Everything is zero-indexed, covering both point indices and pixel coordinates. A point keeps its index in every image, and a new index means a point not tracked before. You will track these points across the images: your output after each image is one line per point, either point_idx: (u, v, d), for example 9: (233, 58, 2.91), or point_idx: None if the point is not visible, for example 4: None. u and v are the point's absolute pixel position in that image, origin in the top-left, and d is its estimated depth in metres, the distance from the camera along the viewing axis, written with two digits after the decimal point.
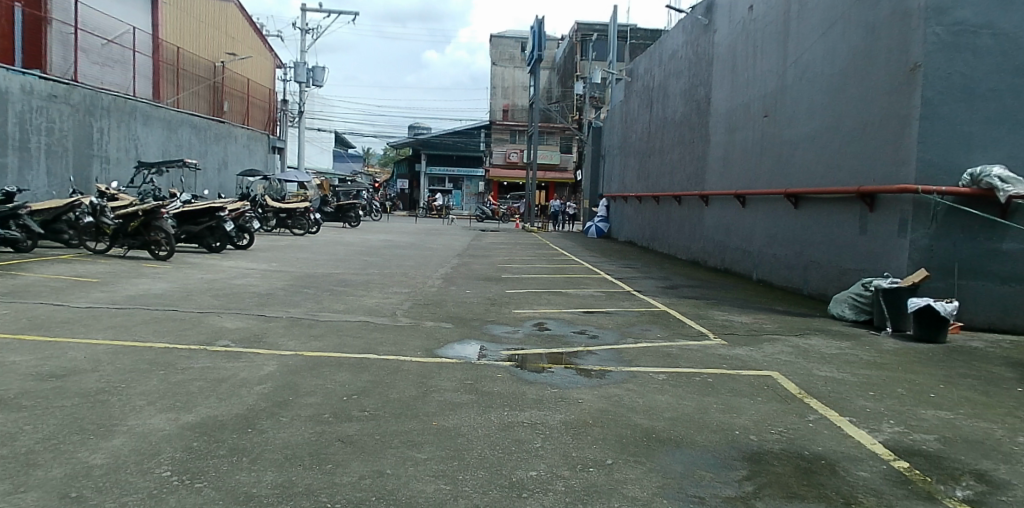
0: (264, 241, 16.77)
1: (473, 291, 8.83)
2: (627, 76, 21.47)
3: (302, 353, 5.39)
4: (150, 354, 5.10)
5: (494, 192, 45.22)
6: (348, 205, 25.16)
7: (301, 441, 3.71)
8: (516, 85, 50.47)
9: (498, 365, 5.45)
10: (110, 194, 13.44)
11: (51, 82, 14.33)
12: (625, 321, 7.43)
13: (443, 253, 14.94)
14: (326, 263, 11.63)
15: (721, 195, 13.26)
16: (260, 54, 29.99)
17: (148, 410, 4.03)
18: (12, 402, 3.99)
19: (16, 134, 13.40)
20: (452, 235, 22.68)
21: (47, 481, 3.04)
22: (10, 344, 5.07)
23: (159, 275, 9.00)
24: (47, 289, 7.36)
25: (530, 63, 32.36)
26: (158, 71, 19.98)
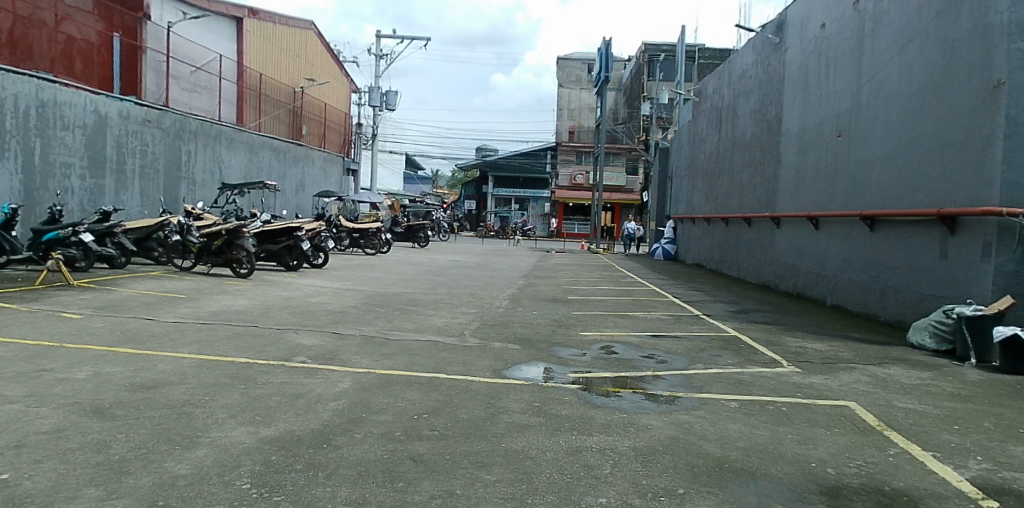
0: (337, 260, 17.23)
1: (540, 313, 8.77)
2: (695, 96, 21.18)
3: (375, 371, 5.42)
4: (231, 368, 5.24)
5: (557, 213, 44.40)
6: (417, 225, 25.52)
7: (374, 459, 3.79)
8: (582, 106, 50.42)
9: (565, 388, 5.36)
10: (196, 214, 13.99)
11: (146, 107, 15.20)
12: (694, 346, 7.20)
13: (511, 274, 14.97)
14: (397, 283, 11.78)
15: (793, 217, 12.87)
16: (337, 79, 31.10)
17: (230, 422, 4.18)
18: (108, 412, 4.21)
19: (113, 157, 14.25)
20: (517, 256, 22.68)
21: (137, 489, 3.28)
22: (105, 356, 5.32)
23: (240, 292, 9.32)
24: (139, 304, 7.71)
25: (598, 84, 29.22)
26: (241, 96, 20.99)
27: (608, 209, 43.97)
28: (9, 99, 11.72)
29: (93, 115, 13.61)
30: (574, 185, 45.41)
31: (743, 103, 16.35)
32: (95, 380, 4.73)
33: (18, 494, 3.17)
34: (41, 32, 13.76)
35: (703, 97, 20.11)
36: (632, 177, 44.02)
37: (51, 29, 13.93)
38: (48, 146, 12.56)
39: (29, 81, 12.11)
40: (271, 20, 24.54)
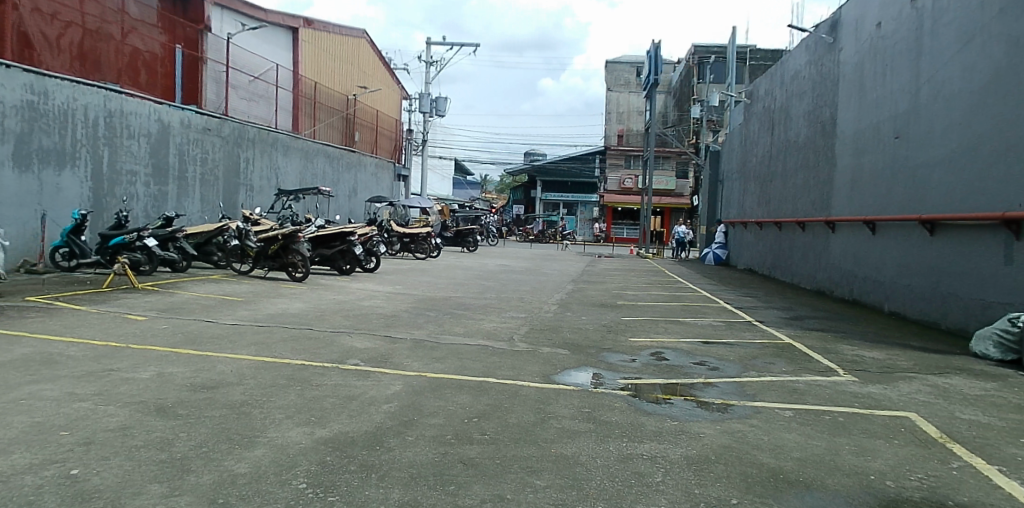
0: (389, 264, 17.51)
1: (589, 318, 8.73)
2: (746, 98, 20.78)
3: (426, 374, 5.47)
4: (287, 370, 5.36)
5: (606, 218, 44.46)
6: (467, 230, 25.87)
7: (425, 462, 3.81)
8: (631, 109, 50.03)
9: (615, 394, 5.30)
10: (254, 219, 14.37)
11: (206, 116, 15.74)
12: (746, 353, 7.03)
13: (559, 278, 14.97)
14: (447, 287, 11.88)
15: (848, 222, 12.50)
16: (388, 86, 31.64)
17: (287, 423, 4.27)
18: (171, 411, 4.35)
19: (176, 165, 14.80)
20: (566, 261, 22.64)
21: (198, 487, 3.38)
22: (168, 356, 5.52)
23: (295, 295, 9.56)
24: (200, 307, 7.97)
25: (647, 87, 28.94)
26: (297, 104, 21.37)
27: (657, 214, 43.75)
28: (79, 110, 12.26)
29: (157, 124, 14.16)
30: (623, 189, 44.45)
31: (797, 105, 15.96)
32: (158, 380, 4.90)
33: (87, 490, 3.30)
34: (108, 45, 14.34)
35: (755, 99, 19.70)
36: (683, 181, 43.34)
37: (117, 42, 14.59)
38: (115, 154, 13.11)
39: (98, 92, 12.63)
40: (325, 29, 25.06)
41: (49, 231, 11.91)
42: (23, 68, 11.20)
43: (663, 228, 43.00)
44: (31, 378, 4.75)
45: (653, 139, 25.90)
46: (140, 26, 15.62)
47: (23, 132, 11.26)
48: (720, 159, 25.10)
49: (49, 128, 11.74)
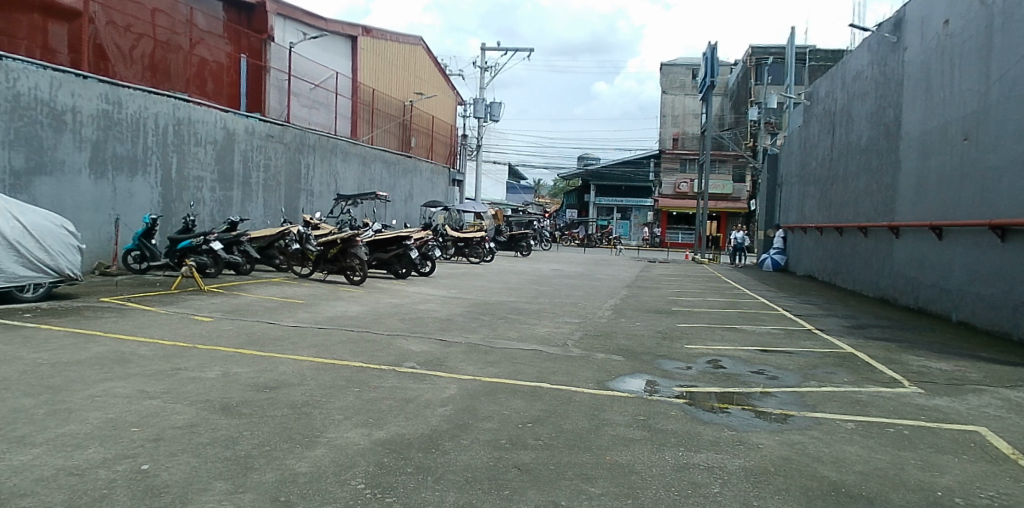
0: (445, 268, 17.69)
1: (644, 324, 8.62)
2: (806, 99, 20.20)
3: (480, 378, 5.50)
4: (346, 371, 5.46)
5: (661, 222, 43.74)
6: (520, 234, 25.62)
7: (480, 465, 3.83)
8: (687, 112, 48.98)
9: (670, 402, 5.22)
10: (314, 223, 14.64)
11: (270, 124, 16.25)
12: (806, 363, 6.83)
13: (613, 284, 14.85)
14: (502, 292, 11.91)
15: (914, 227, 12.02)
16: (444, 92, 32.02)
17: (345, 424, 4.35)
18: (235, 410, 4.48)
19: (240, 171, 15.31)
20: (620, 265, 22.46)
21: (261, 484, 3.48)
22: (232, 356, 5.70)
23: (354, 298, 9.75)
24: (263, 309, 8.22)
25: (703, 90, 28.44)
26: (356, 111, 21.67)
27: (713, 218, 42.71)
28: (150, 118, 12.82)
29: (224, 131, 14.70)
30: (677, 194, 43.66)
31: (859, 106, 15.45)
32: (224, 379, 5.06)
33: (156, 485, 3.42)
34: (177, 56, 14.56)
35: (815, 101, 19.15)
36: (740, 184, 42.76)
37: (186, 52, 14.75)
38: (183, 161, 13.64)
39: (167, 101, 13.17)
40: (381, 37, 25.50)
41: (122, 235, 12.47)
42: (99, 79, 11.84)
43: (719, 233, 42.14)
44: (105, 375, 4.98)
45: (709, 142, 25.31)
46: (207, 37, 15.90)
47: (98, 139, 11.86)
48: (778, 162, 24.43)
49: (123, 136, 12.31)
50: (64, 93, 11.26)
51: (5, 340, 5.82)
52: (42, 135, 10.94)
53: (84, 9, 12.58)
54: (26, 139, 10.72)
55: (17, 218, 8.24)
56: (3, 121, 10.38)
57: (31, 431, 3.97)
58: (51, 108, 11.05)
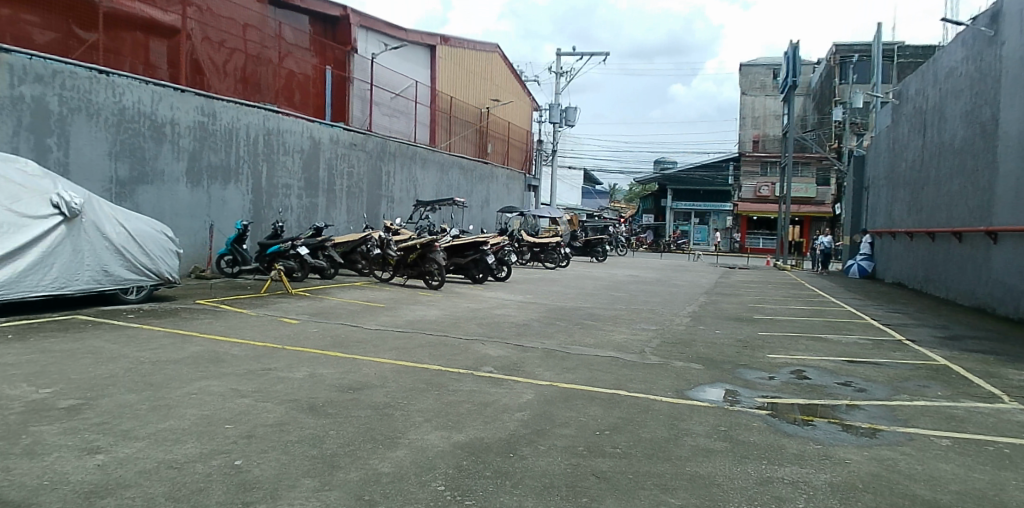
0: (520, 274, 17.75)
1: (724, 332, 8.41)
2: (894, 97, 19.19)
3: (557, 384, 5.49)
4: (426, 374, 5.57)
5: (741, 227, 42.28)
6: (596, 239, 25.51)
7: (557, 472, 3.83)
8: (767, 113, 46.47)
9: (752, 413, 5.08)
10: (395, 229, 15.14)
11: (353, 133, 16.80)
12: (897, 375, 6.49)
13: (690, 290, 14.54)
14: (578, 297, 11.84)
15: (1013, 232, 11.25)
16: (519, 98, 32.08)
17: (426, 426, 4.44)
18: (322, 409, 4.65)
19: (326, 179, 15.89)
20: (698, 272, 22.00)
21: (346, 483, 3.59)
22: (318, 357, 5.91)
23: (432, 303, 9.93)
24: (346, 312, 8.49)
25: (785, 90, 27.43)
26: (434, 118, 21.98)
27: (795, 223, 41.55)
28: (242, 129, 13.47)
29: (310, 141, 15.28)
30: (759, 197, 42.09)
31: (952, 105, 14.58)
32: (310, 379, 5.26)
33: (248, 480, 3.58)
34: (267, 68, 15.13)
35: (904, 99, 18.17)
36: (823, 187, 40.99)
37: (275, 65, 15.34)
38: (272, 170, 14.24)
39: (257, 113, 13.82)
40: (459, 45, 25.61)
41: (216, 240, 13.06)
42: (195, 93, 12.51)
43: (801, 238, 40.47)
44: (200, 374, 5.25)
45: (790, 145, 24.30)
46: (296, 51, 16.19)
47: (195, 150, 12.53)
48: (864, 165, 23.35)
49: (217, 146, 12.97)
50: (164, 106, 11.96)
51: (113, 339, 6.24)
52: (144, 146, 11.67)
53: (182, 25, 13.07)
54: (131, 150, 11.45)
55: (123, 224, 8.82)
56: (110, 133, 11.13)
57: (135, 425, 4.23)
58: (152, 121, 11.77)
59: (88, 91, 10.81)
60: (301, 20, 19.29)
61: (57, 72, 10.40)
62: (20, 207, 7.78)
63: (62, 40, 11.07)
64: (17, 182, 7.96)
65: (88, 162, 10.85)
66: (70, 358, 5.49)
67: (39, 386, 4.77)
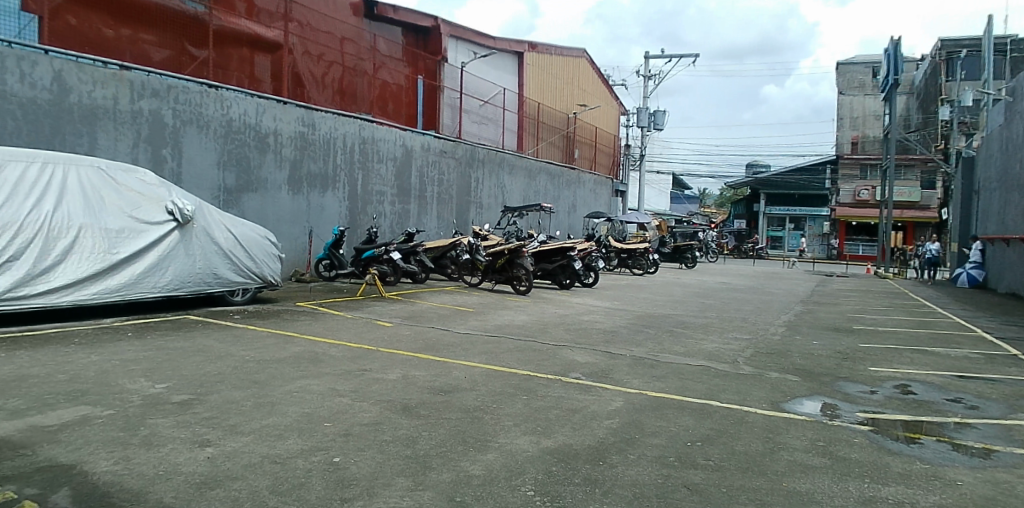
0: (608, 280, 17.64)
1: (822, 343, 8.09)
2: (1008, 95, 17.91)
3: (647, 393, 5.43)
4: (515, 379, 5.62)
5: (839, 233, 39.82)
6: (685, 245, 24.82)
7: (648, 482, 3.78)
8: (867, 113, 41.76)
9: (854, 428, 4.85)
10: (483, 235, 15.34)
11: (444, 140, 17.25)
12: (1015, 392, 6.04)
13: (786, 299, 13.99)
14: (667, 304, 11.66)
15: None
16: (608, 103, 31.82)
17: (515, 430, 4.48)
18: (414, 410, 4.77)
19: (418, 185, 16.39)
20: (792, 279, 21.21)
21: (438, 484, 3.66)
22: (410, 360, 6.07)
23: (520, 308, 10.02)
24: (437, 315, 8.69)
25: (884, 88, 26.07)
26: (522, 125, 22.26)
27: (898, 229, 39.31)
28: (339, 138, 14.06)
29: (403, 149, 15.78)
30: (858, 202, 38.89)
31: None
32: (403, 381, 5.41)
33: (345, 477, 3.71)
34: (363, 80, 15.52)
35: (1018, 96, 16.94)
36: (928, 191, 38.68)
37: (370, 76, 15.68)
38: (368, 178, 14.79)
39: (354, 122, 14.39)
40: (547, 52, 25.53)
41: (315, 245, 13.71)
42: (296, 104, 13.15)
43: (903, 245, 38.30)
44: (300, 373, 5.50)
45: (894, 148, 22.94)
46: (390, 62, 16.45)
47: (296, 159, 13.16)
48: (975, 166, 21.89)
49: (316, 155, 13.59)
50: (268, 117, 12.62)
51: (221, 339, 6.62)
52: (250, 156, 12.32)
53: (284, 41, 13.77)
54: (237, 160, 12.11)
55: (230, 230, 9.31)
56: (219, 144, 11.79)
57: (241, 420, 4.47)
58: (257, 132, 12.43)
59: (199, 104, 11.51)
60: (396, 33, 19.64)
61: (172, 87, 11.11)
62: (140, 214, 8.34)
63: (176, 57, 11.77)
64: (137, 191, 8.50)
65: (199, 171, 11.52)
66: (183, 355, 5.87)
67: (155, 381, 5.11)
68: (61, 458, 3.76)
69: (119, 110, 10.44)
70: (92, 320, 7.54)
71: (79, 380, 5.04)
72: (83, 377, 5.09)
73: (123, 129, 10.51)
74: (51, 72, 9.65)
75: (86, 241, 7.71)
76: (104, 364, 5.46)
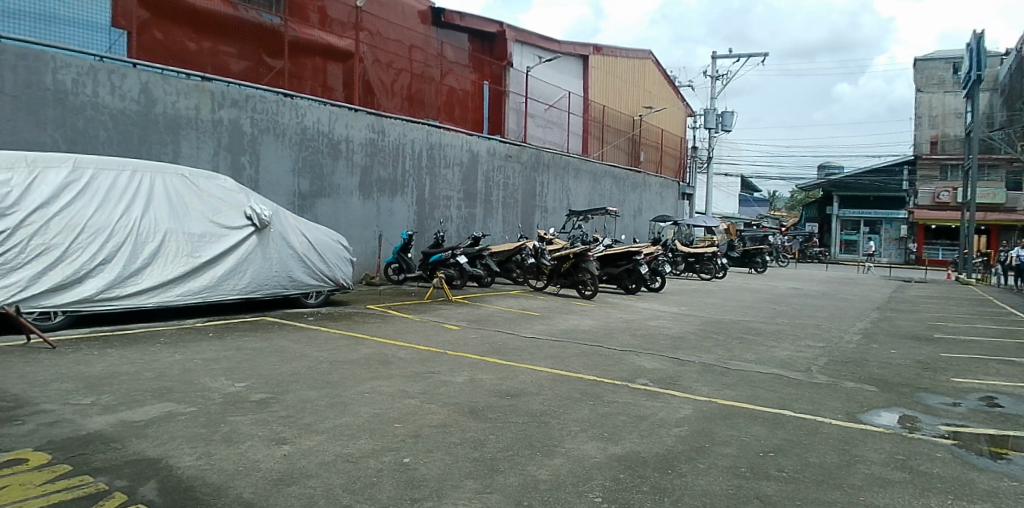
0: (677, 285, 17.42)
1: (901, 351, 7.79)
2: None
3: (716, 401, 5.35)
4: (582, 384, 5.62)
5: (918, 237, 37.51)
6: (755, 250, 24.18)
7: (720, 492, 3.71)
8: (948, 111, 39.13)
9: (935, 441, 4.66)
10: (548, 239, 15.39)
11: (509, 145, 17.39)
12: None
13: (861, 305, 13.50)
14: (737, 310, 11.45)
15: None
16: (675, 106, 31.48)
17: (582, 436, 4.48)
18: (482, 413, 4.83)
19: (483, 189, 16.59)
20: (868, 285, 20.39)
21: (505, 487, 3.69)
22: (477, 363, 6.15)
23: (585, 312, 10.03)
24: (503, 319, 8.76)
25: (967, 84, 24.65)
26: (587, 128, 22.17)
27: (982, 231, 37.30)
28: (408, 144, 14.32)
29: (469, 154, 16.01)
30: (938, 204, 37.22)
31: None
32: (471, 384, 5.47)
33: (415, 478, 3.78)
34: (431, 87, 15.80)
35: None
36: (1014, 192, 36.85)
37: (438, 83, 15.93)
38: (435, 182, 15.08)
39: (422, 128, 14.64)
40: (612, 54, 25.34)
41: (384, 249, 14.01)
42: (367, 111, 13.45)
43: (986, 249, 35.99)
44: (371, 374, 5.63)
45: (978, 147, 21.39)
46: (457, 68, 16.68)
47: (367, 165, 13.47)
48: None
49: (386, 161, 13.88)
50: (340, 124, 12.94)
51: (296, 339, 6.84)
52: (324, 163, 12.68)
53: (355, 50, 13.98)
54: (312, 166, 12.47)
55: (304, 234, 9.59)
56: (294, 151, 12.17)
57: (315, 420, 4.61)
58: (329, 139, 12.76)
59: (276, 113, 11.88)
60: (461, 38, 19.88)
61: (250, 97, 11.49)
62: (221, 218, 8.66)
63: (254, 68, 12.21)
64: (218, 196, 8.78)
65: (275, 178, 11.91)
66: (260, 355, 6.09)
67: (235, 380, 5.32)
68: (148, 452, 3.95)
69: (201, 120, 10.84)
70: (178, 320, 7.95)
71: (165, 377, 5.30)
72: (168, 375, 5.35)
73: (205, 137, 10.90)
74: (138, 84, 10.11)
75: (170, 245, 8.09)
76: (187, 363, 5.72)
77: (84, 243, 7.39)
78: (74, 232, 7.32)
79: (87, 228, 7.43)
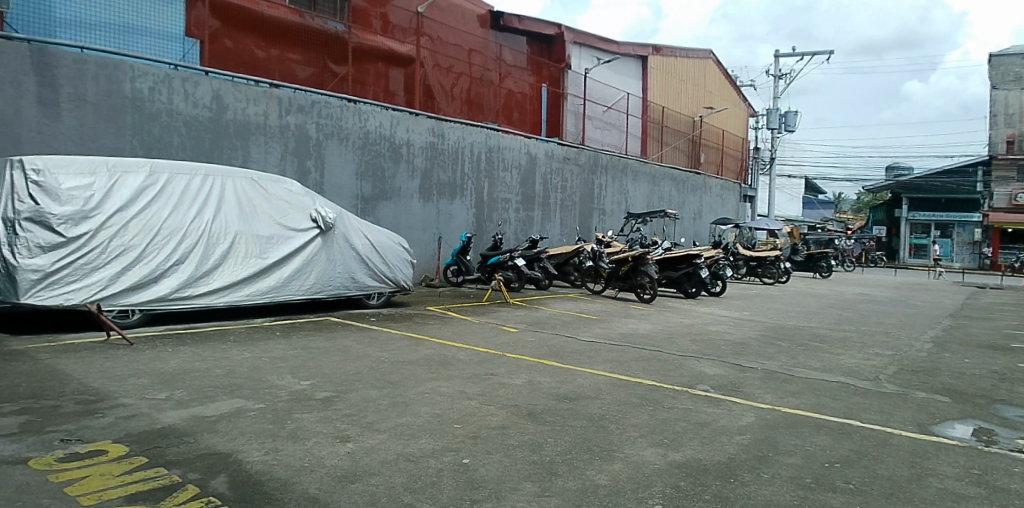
0: (738, 289, 17.04)
1: (976, 361, 7.47)
2: None
3: (779, 409, 5.25)
4: (641, 389, 5.59)
5: (992, 240, 35.81)
6: (821, 253, 23.51)
7: (785, 502, 3.63)
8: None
9: (1013, 456, 4.46)
10: (606, 241, 15.29)
11: (566, 147, 17.36)
12: None
13: (934, 313, 12.94)
14: (802, 316, 11.15)
15: None
16: (736, 106, 30.84)
17: (641, 441, 4.46)
18: (540, 416, 4.86)
19: (541, 192, 16.60)
20: (939, 291, 19.47)
21: (564, 491, 3.70)
22: (535, 366, 6.18)
23: (644, 316, 9.95)
24: (561, 322, 8.76)
25: None
26: (646, 130, 21.95)
27: None
28: (466, 147, 14.45)
29: (528, 157, 16.07)
30: (1015, 206, 35.67)
31: None
32: (528, 387, 5.51)
33: (475, 479, 3.83)
34: (489, 90, 15.90)
35: None
36: None
37: (496, 86, 16.01)
38: (493, 185, 15.19)
39: (480, 132, 14.76)
40: (671, 54, 24.99)
41: (443, 251, 14.19)
42: (427, 116, 13.62)
43: None
44: (431, 375, 5.72)
45: None
46: (515, 71, 16.70)
47: (427, 168, 13.67)
48: None
49: (446, 165, 14.07)
50: (401, 129, 13.14)
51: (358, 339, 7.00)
52: (385, 166, 12.92)
53: (416, 55, 14.11)
54: (374, 170, 12.71)
55: (367, 236, 9.79)
56: (357, 155, 12.41)
57: (377, 418, 4.71)
58: (391, 143, 12.97)
59: (340, 118, 12.13)
60: (520, 41, 19.72)
61: (316, 103, 11.77)
62: (288, 221, 8.92)
63: (319, 74, 12.45)
64: (285, 199, 9.04)
65: (339, 182, 12.17)
66: (324, 354, 6.26)
67: (301, 378, 5.49)
68: (219, 446, 4.11)
69: (269, 125, 11.16)
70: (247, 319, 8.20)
71: (234, 374, 5.50)
72: (237, 372, 5.55)
73: (272, 142, 11.22)
74: (211, 91, 10.45)
75: (240, 247, 8.36)
76: (256, 361, 5.92)
77: (161, 244, 7.71)
78: (152, 233, 7.64)
79: (163, 230, 7.75)
